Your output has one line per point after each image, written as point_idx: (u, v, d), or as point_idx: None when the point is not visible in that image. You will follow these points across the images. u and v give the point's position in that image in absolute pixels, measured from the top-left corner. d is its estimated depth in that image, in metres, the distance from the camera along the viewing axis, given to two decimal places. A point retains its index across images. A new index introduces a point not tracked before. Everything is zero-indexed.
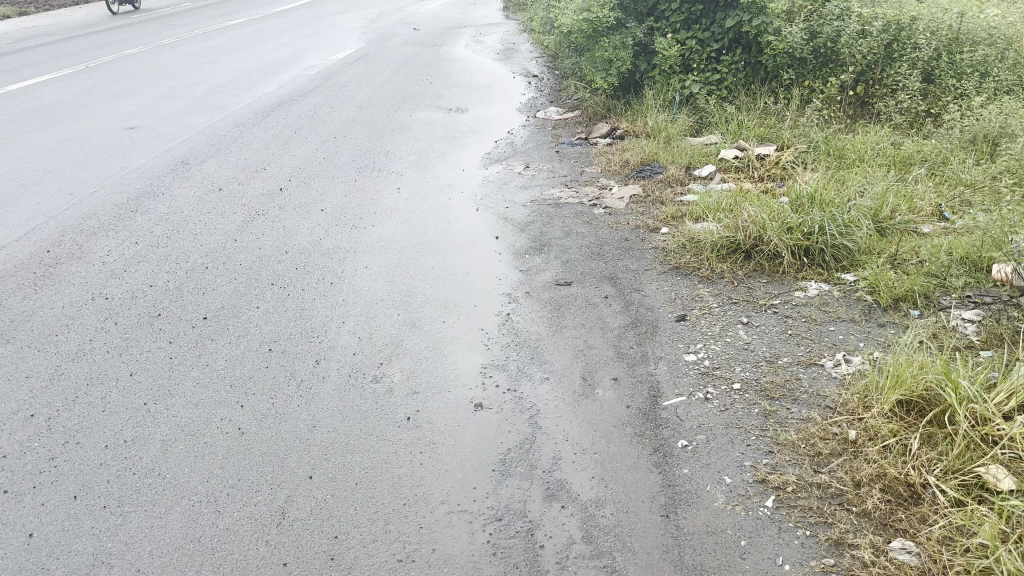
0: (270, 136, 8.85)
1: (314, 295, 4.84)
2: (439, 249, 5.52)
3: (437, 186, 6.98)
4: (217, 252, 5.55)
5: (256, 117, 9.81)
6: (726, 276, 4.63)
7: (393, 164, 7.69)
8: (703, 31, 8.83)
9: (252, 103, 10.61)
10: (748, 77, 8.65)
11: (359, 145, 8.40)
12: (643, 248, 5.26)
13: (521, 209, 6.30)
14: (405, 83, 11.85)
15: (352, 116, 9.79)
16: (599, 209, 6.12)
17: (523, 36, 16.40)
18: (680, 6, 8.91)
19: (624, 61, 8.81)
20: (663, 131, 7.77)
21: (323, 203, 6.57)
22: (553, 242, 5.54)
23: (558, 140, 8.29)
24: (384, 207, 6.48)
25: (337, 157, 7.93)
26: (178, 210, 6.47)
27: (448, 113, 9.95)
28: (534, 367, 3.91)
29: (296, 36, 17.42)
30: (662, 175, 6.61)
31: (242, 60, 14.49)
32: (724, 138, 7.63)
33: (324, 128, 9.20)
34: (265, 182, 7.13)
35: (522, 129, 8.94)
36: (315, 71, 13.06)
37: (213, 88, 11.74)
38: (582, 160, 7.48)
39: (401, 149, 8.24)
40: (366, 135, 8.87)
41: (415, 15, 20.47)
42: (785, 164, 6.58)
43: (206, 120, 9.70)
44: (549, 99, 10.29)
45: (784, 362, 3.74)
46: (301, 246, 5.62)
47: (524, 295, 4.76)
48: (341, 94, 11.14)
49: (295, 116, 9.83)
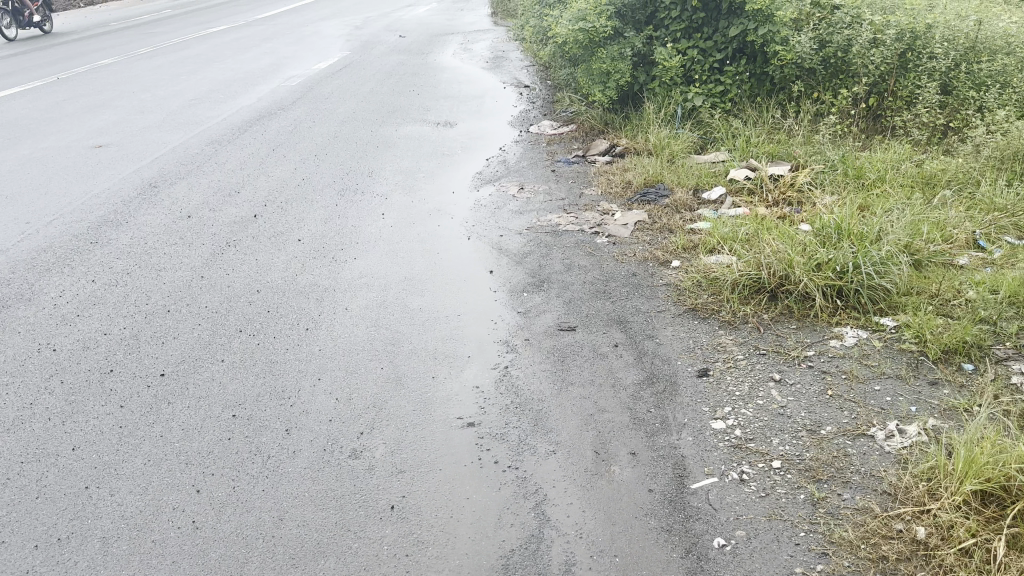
0: (247, 155, 8.31)
1: (288, 344, 4.30)
2: (427, 286, 5.00)
3: (425, 211, 6.46)
4: (182, 291, 5.01)
5: (232, 133, 9.27)
6: (750, 321, 4.14)
7: (377, 186, 7.17)
8: (705, 41, 8.36)
9: (229, 118, 10.06)
10: (753, 89, 8.23)
11: (342, 165, 7.88)
12: (654, 284, 4.76)
13: (516, 238, 5.79)
14: (391, 95, 11.33)
15: (335, 132, 9.26)
16: (603, 237, 5.61)
17: (513, 44, 15.91)
18: (680, 14, 8.45)
19: (622, 72, 8.32)
20: (667, 148, 7.29)
21: (302, 231, 6.05)
22: (553, 277, 5.03)
23: (554, 157, 7.80)
24: (367, 236, 5.94)
25: (318, 179, 7.40)
26: (142, 242, 5.93)
27: (437, 128, 9.43)
28: (537, 436, 3.39)
29: (278, 45, 16.86)
30: (669, 198, 6.13)
31: (221, 70, 13.94)
32: (732, 156, 7.15)
33: (305, 145, 8.67)
34: (239, 208, 6.60)
35: (515, 146, 8.44)
36: (297, 82, 12.52)
37: (188, 101, 11.18)
38: (580, 181, 6.98)
39: (385, 169, 7.72)
40: (349, 153, 8.34)
41: (401, 22, 19.95)
42: (801, 186, 6.11)
43: (180, 137, 9.15)
44: (543, 112, 9.82)
45: (828, 433, 3.27)
46: (275, 283, 5.09)
47: (523, 342, 4.24)
48: (323, 107, 10.60)
49: (274, 132, 9.29)
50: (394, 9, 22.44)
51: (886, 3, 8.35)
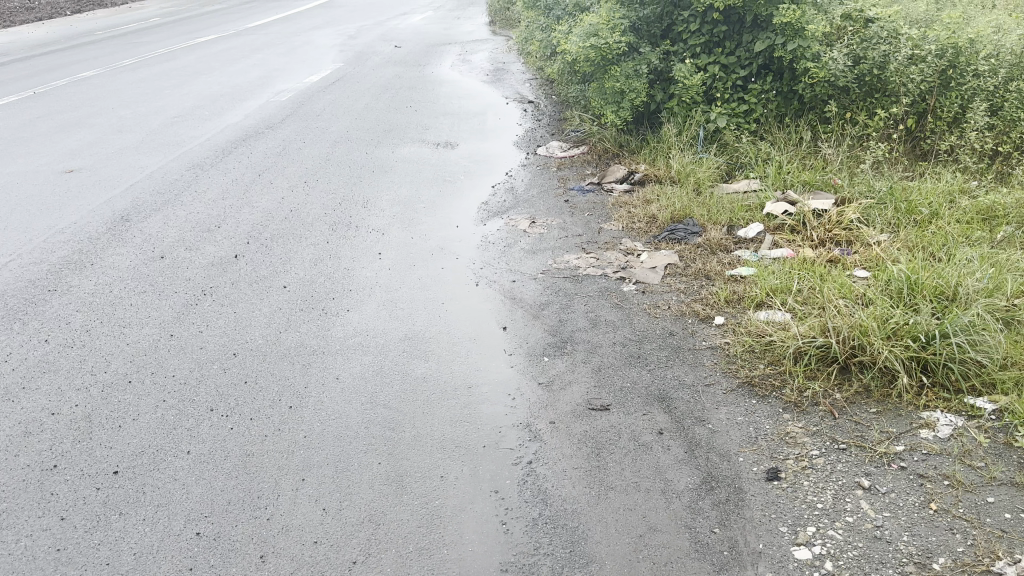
0: (230, 181, 7.63)
1: (267, 428, 3.63)
2: (430, 348, 4.31)
3: (426, 250, 5.79)
4: (147, 357, 4.34)
5: (216, 156, 8.59)
6: (821, 403, 3.47)
7: (372, 219, 6.50)
8: (726, 57, 7.76)
9: (212, 138, 9.40)
10: (780, 108, 7.66)
11: (334, 193, 7.21)
12: (697, 347, 4.08)
13: (530, 284, 5.11)
14: (386, 111, 10.66)
15: (326, 154, 8.59)
16: (631, 284, 4.94)
17: (512, 54, 15.26)
18: (699, 27, 7.83)
19: (638, 92, 7.65)
20: (692, 177, 6.63)
21: (287, 275, 5.37)
22: (578, 335, 4.35)
23: (566, 185, 7.14)
24: (361, 281, 5.26)
25: (307, 211, 6.73)
26: (107, 288, 5.25)
27: (436, 149, 8.77)
28: (575, 568, 2.71)
29: (269, 56, 16.19)
30: (702, 237, 5.46)
31: (207, 83, 13.28)
32: (765, 186, 6.49)
33: (294, 170, 7.99)
34: (218, 247, 5.92)
35: (523, 170, 7.79)
36: (287, 97, 11.86)
37: (170, 120, 10.50)
38: (596, 215, 6.30)
39: (382, 199, 7.05)
40: (342, 179, 7.68)
41: (397, 31, 19.29)
42: (851, 224, 5.46)
43: (158, 161, 8.47)
44: (550, 131, 9.20)
45: (943, 568, 2.60)
46: (255, 344, 4.41)
47: (548, 423, 3.55)
48: (314, 126, 9.94)
49: (261, 155, 8.62)
50: (389, 17, 21.74)
51: (924, 15, 7.71)
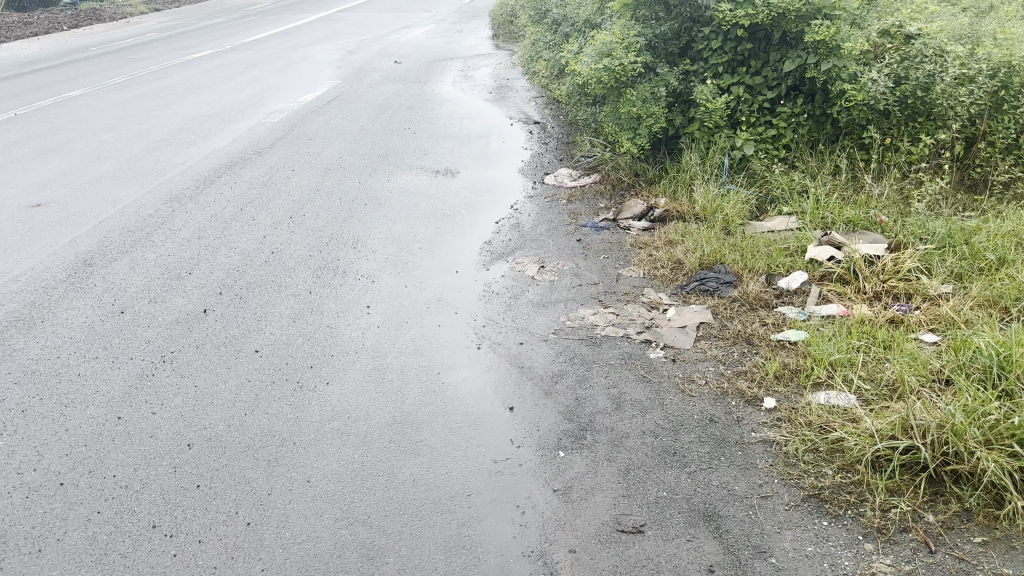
0: (209, 217, 6.96)
1: (218, 557, 2.93)
2: (422, 436, 3.60)
3: (420, 302, 5.10)
4: (86, 449, 3.64)
5: (197, 187, 7.93)
6: (912, 531, 2.79)
7: (361, 263, 5.81)
8: (752, 77, 7.15)
9: (195, 166, 8.75)
10: (812, 133, 7.03)
11: (321, 231, 6.54)
12: (746, 441, 3.37)
13: (541, 347, 4.40)
14: (382, 134, 9.99)
15: (316, 184, 7.93)
16: (659, 349, 4.22)
17: (517, 70, 14.66)
18: (722, 45, 7.24)
19: (656, 117, 6.96)
20: (720, 212, 5.93)
21: (261, 336, 4.68)
22: (599, 419, 3.64)
23: (578, 221, 6.45)
24: (344, 343, 4.56)
25: (290, 254, 6.05)
26: (53, 353, 4.56)
27: (435, 178, 8.09)
28: None
29: (263, 72, 15.55)
30: (738, 288, 4.76)
31: (197, 103, 12.66)
32: (803, 224, 5.80)
33: (279, 203, 7.32)
34: (186, 299, 5.24)
35: (529, 202, 7.10)
36: (279, 118, 11.21)
37: (152, 144, 9.85)
38: (612, 258, 5.59)
39: (373, 237, 6.37)
40: (331, 213, 7.01)
41: (397, 45, 18.66)
42: (908, 274, 4.77)
43: (134, 192, 7.82)
44: (559, 157, 8.54)
45: None
46: (215, 431, 3.73)
47: (568, 553, 2.83)
48: (305, 151, 9.28)
49: (245, 185, 7.96)
50: (390, 31, 21.14)
51: (968, 31, 7.06)
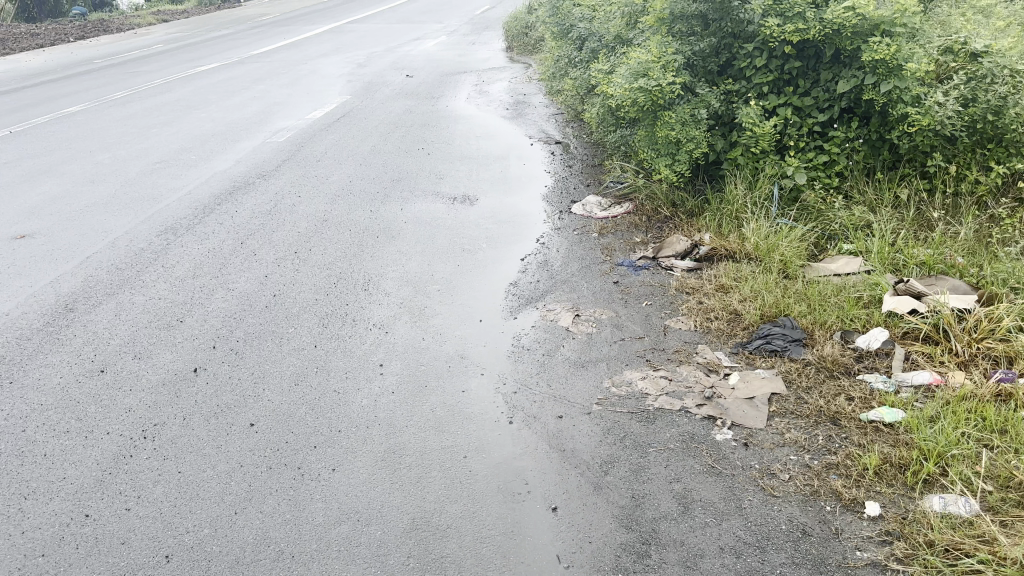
0: (206, 251, 6.36)
1: None
2: (448, 549, 2.97)
3: (441, 360, 4.47)
4: (43, 562, 3.03)
5: (195, 216, 7.34)
6: None
7: (373, 309, 5.19)
8: (801, 98, 6.55)
9: (195, 191, 8.16)
10: (868, 159, 6.39)
11: (329, 270, 5.92)
12: (854, 567, 2.75)
13: (584, 420, 3.75)
14: (395, 156, 9.39)
15: (323, 213, 7.33)
16: (727, 429, 3.57)
17: (533, 85, 14.08)
18: (767, 63, 6.63)
19: (697, 142, 6.24)
20: (776, 252, 5.28)
21: (258, 403, 4.06)
22: (663, 528, 2.99)
23: (613, 259, 5.81)
24: (353, 413, 3.92)
25: (293, 297, 5.43)
26: (17, 426, 3.96)
27: (452, 206, 7.46)
28: None
29: (270, 87, 15.00)
30: (811, 351, 4.11)
31: (201, 119, 12.12)
32: (872, 266, 5.14)
33: (283, 235, 6.71)
34: (175, 356, 4.63)
35: (556, 235, 6.48)
36: (285, 137, 10.63)
37: (150, 166, 9.28)
38: (656, 305, 4.93)
39: (386, 277, 5.75)
40: (340, 247, 6.40)
41: (408, 58, 18.12)
42: (1009, 331, 4.10)
43: (128, 222, 7.23)
44: (586, 182, 7.91)
45: None
46: (198, 539, 3.11)
47: None
48: (313, 175, 8.69)
49: (247, 214, 7.36)
50: (400, 43, 20.60)
51: None
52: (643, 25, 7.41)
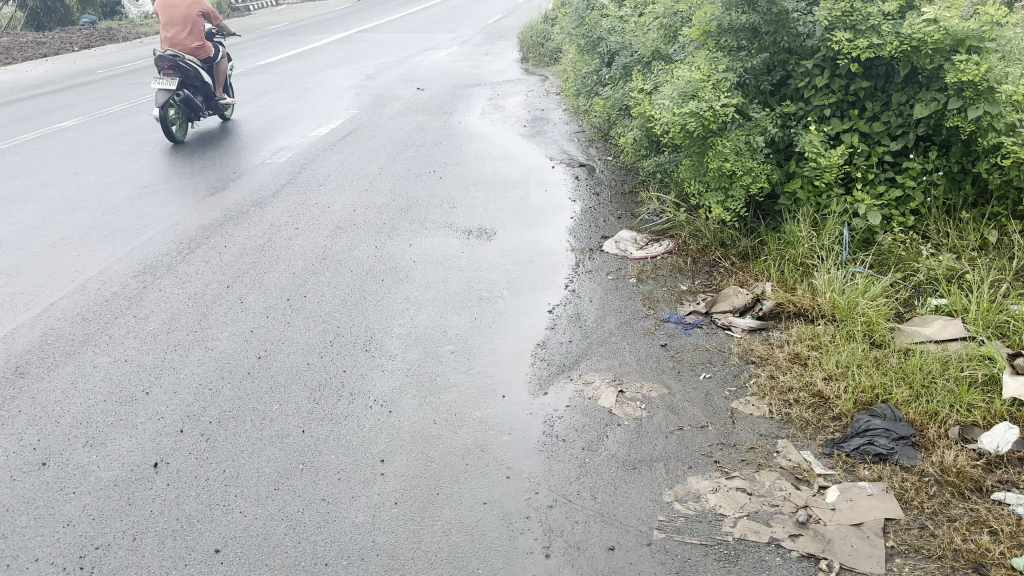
0: (187, 299, 5.56)
1: None
2: None
3: (455, 452, 3.62)
4: None
5: (179, 253, 6.55)
6: None
7: (375, 378, 4.36)
8: (869, 123, 5.71)
9: (182, 222, 7.37)
10: (948, 194, 5.55)
11: (324, 323, 5.09)
12: None
13: (643, 556, 2.89)
14: (404, 180, 8.58)
15: (322, 250, 6.51)
16: None
17: (551, 99, 13.27)
18: (829, 83, 5.80)
19: (754, 174, 5.40)
20: (857, 313, 4.42)
21: (227, 519, 3.24)
22: None
23: (658, 312, 4.96)
24: (344, 536, 3.09)
25: (280, 360, 4.60)
26: None
27: (467, 242, 6.63)
28: None
29: (274, 100, 14.25)
30: (928, 459, 3.26)
31: (198, 136, 11.36)
32: (975, 331, 4.27)
33: (275, 279, 5.90)
34: (133, 445, 3.81)
35: (587, 280, 5.62)
36: (286, 158, 9.84)
37: (137, 191, 8.52)
38: (716, 379, 4.08)
39: (392, 333, 4.92)
40: (338, 294, 5.57)
41: (419, 70, 17.36)
42: None
43: (104, 259, 6.44)
44: (616, 213, 7.06)
45: None
46: None
47: None
48: (313, 202, 7.88)
49: (237, 251, 6.56)
50: (411, 53, 19.86)
51: None
52: (684, 39, 6.60)
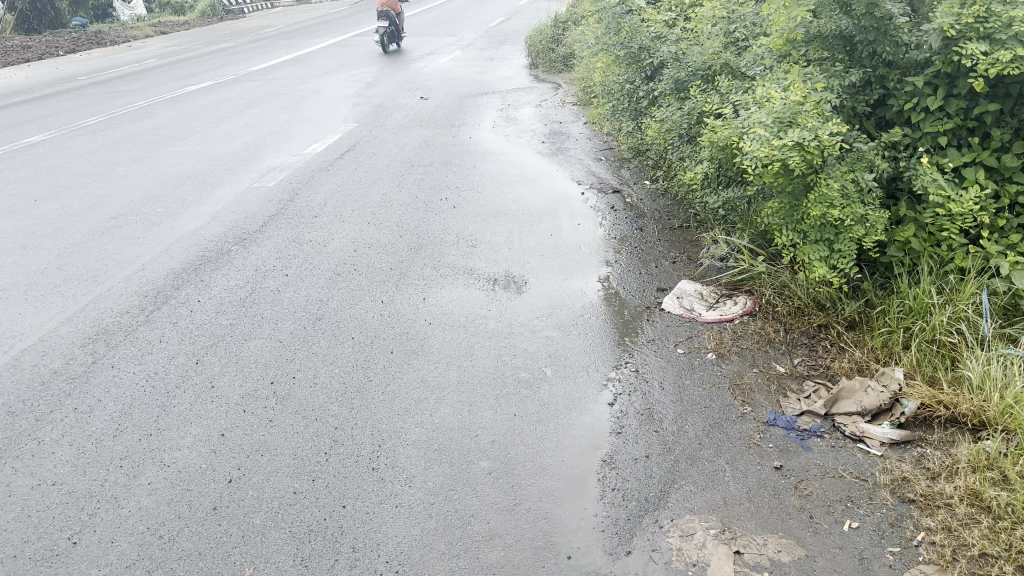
0: (145, 383, 4.41)
1: None
2: None
3: None
4: None
5: (141, 310, 5.39)
6: None
7: (386, 515, 3.19)
8: (1000, 155, 4.53)
9: (150, 267, 6.20)
10: None
11: (316, 421, 3.91)
12: None
13: None
14: (412, 210, 7.43)
15: (316, 306, 5.34)
16: None
17: (569, 110, 12.12)
18: (948, 104, 4.62)
19: (866, 224, 4.22)
20: None
21: None
22: None
23: (758, 408, 3.80)
24: None
25: (257, 485, 3.44)
26: None
27: (493, 294, 5.47)
28: None
29: (265, 111, 13.08)
30: None
31: (178, 154, 10.18)
32: None
33: (256, 350, 4.72)
34: None
35: (652, 353, 4.45)
36: (276, 181, 8.67)
37: (102, 223, 7.35)
38: (867, 532, 2.94)
39: (405, 437, 3.74)
40: (335, 373, 4.40)
41: (421, 76, 16.17)
42: None
43: (48, 320, 5.28)
44: (670, 257, 5.90)
45: None
46: None
47: None
48: (306, 239, 6.72)
49: (213, 306, 5.39)
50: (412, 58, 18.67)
51: None
52: (760, 48, 5.45)
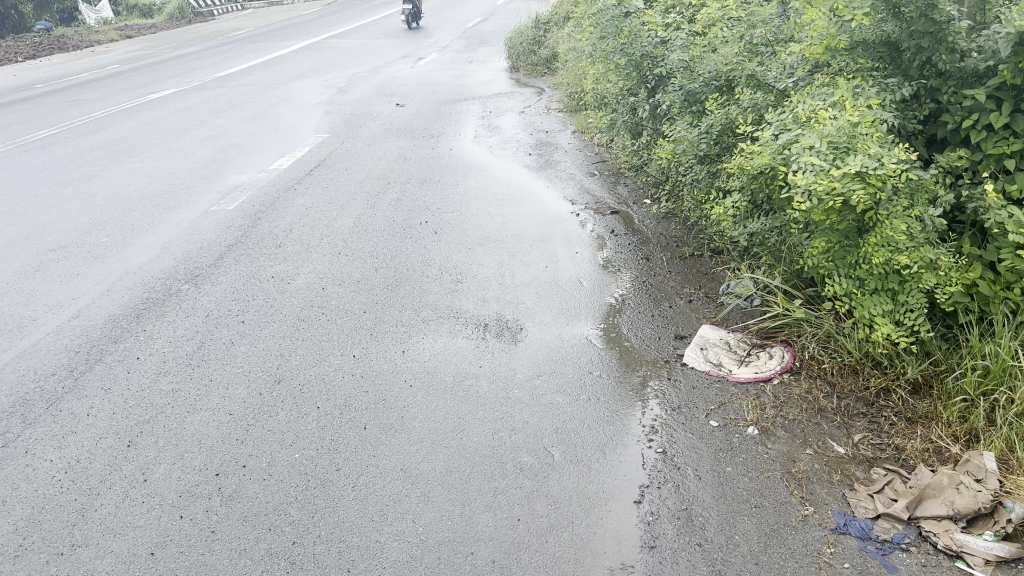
0: (61, 475, 3.60)
1: None
2: None
3: None
4: None
5: (70, 371, 4.56)
6: None
7: None
8: None
9: (86, 312, 5.37)
10: None
11: (269, 533, 3.14)
12: None
13: None
14: (388, 237, 6.65)
15: (275, 362, 4.55)
16: None
17: (554, 117, 11.41)
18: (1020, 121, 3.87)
19: (936, 271, 3.51)
20: None
21: None
22: None
23: (822, 506, 3.08)
24: None
25: None
26: None
27: (483, 344, 4.72)
28: None
29: (230, 121, 12.22)
30: None
31: (132, 172, 9.32)
32: None
33: (202, 426, 3.92)
34: None
35: (678, 425, 3.71)
36: (238, 203, 7.84)
37: (38, 257, 6.50)
38: None
39: (381, 557, 2.97)
40: (295, 458, 3.61)
41: (396, 81, 15.37)
42: None
43: None
44: (682, 294, 5.17)
45: None
46: None
47: None
48: (268, 274, 5.91)
49: (154, 365, 4.58)
50: (386, 62, 17.84)
51: None
52: (790, 56, 4.73)
